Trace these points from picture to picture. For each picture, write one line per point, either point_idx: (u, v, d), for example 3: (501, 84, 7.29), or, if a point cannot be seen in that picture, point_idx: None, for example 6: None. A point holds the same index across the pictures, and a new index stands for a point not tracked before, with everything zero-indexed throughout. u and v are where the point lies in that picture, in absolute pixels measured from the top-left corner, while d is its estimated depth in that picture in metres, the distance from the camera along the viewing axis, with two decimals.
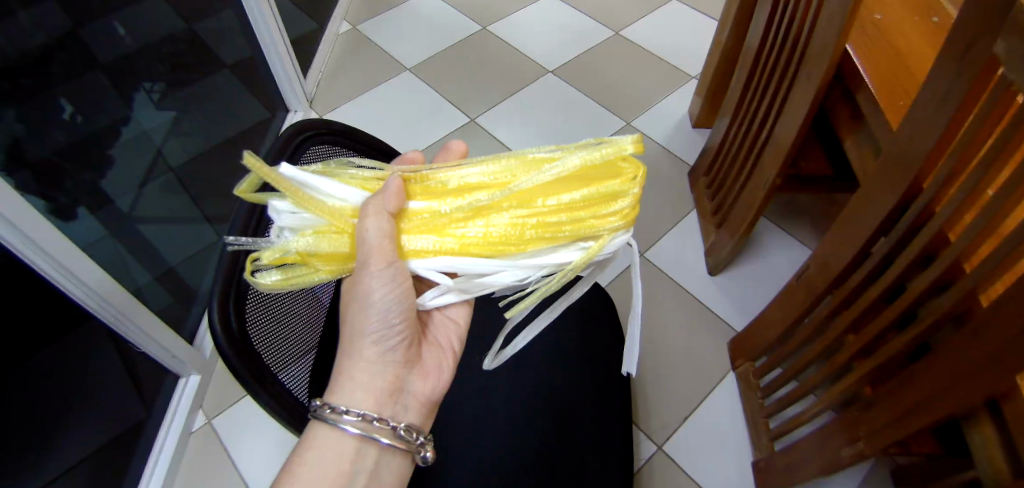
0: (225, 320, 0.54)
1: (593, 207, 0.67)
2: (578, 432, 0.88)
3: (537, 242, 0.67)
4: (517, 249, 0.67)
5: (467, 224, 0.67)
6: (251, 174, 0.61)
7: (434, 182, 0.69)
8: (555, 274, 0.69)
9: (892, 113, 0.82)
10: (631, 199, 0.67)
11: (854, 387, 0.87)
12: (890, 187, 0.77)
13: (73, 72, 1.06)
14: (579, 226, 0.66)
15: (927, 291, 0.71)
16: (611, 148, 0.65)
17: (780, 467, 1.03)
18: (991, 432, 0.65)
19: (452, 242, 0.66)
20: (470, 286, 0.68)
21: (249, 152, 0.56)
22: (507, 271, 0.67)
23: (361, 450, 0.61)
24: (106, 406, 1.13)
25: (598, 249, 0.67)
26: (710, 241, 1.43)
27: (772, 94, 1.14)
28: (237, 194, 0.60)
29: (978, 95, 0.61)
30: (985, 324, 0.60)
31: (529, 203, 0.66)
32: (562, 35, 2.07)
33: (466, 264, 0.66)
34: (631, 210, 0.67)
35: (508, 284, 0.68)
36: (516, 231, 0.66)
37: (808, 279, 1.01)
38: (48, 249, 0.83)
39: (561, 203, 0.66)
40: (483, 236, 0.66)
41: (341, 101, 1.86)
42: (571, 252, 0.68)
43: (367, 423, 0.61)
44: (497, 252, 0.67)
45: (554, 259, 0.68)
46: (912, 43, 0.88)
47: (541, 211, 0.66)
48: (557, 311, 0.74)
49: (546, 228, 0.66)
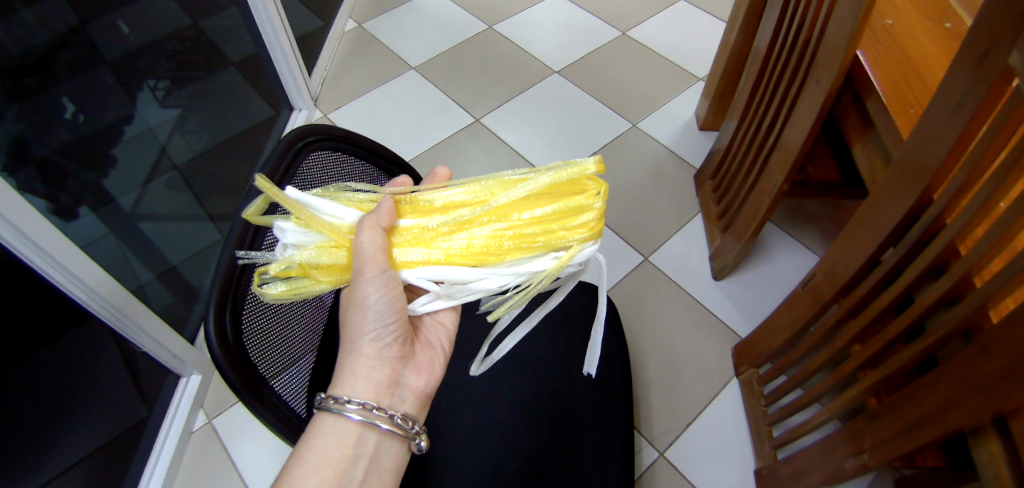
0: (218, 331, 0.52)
1: (562, 219, 0.67)
2: (581, 439, 0.87)
3: (516, 252, 0.67)
4: (496, 258, 0.67)
5: (452, 237, 0.67)
6: (258, 197, 0.60)
7: (422, 201, 0.69)
8: (531, 280, 0.68)
9: (904, 120, 0.81)
10: (597, 212, 0.67)
11: (859, 398, 0.85)
12: (901, 197, 0.75)
13: (77, 68, 1.06)
14: (552, 237, 0.66)
15: (936, 304, 0.70)
16: (575, 167, 0.65)
17: (783, 475, 1.02)
18: (999, 448, 0.62)
19: (438, 254, 0.66)
20: (456, 291, 0.67)
21: (260, 174, 0.57)
22: (491, 277, 0.67)
23: (361, 436, 0.60)
24: (105, 405, 1.12)
25: (569, 258, 0.66)
26: (716, 246, 1.42)
27: (781, 97, 1.12)
28: (245, 217, 0.59)
29: (993, 105, 0.60)
30: (997, 340, 0.59)
31: (507, 217, 0.67)
32: (569, 35, 2.06)
33: (450, 272, 0.66)
34: (597, 222, 0.67)
35: (491, 290, 0.68)
36: (496, 242, 0.66)
37: (815, 287, 0.99)
38: (47, 248, 0.83)
39: (534, 216, 0.66)
40: (467, 247, 0.66)
41: (346, 99, 1.86)
42: (544, 261, 0.67)
43: (367, 410, 0.60)
44: (479, 262, 0.67)
45: (530, 267, 0.67)
46: (924, 47, 0.87)
47: (517, 224, 0.66)
48: (539, 317, 0.73)
49: (522, 239, 0.66)
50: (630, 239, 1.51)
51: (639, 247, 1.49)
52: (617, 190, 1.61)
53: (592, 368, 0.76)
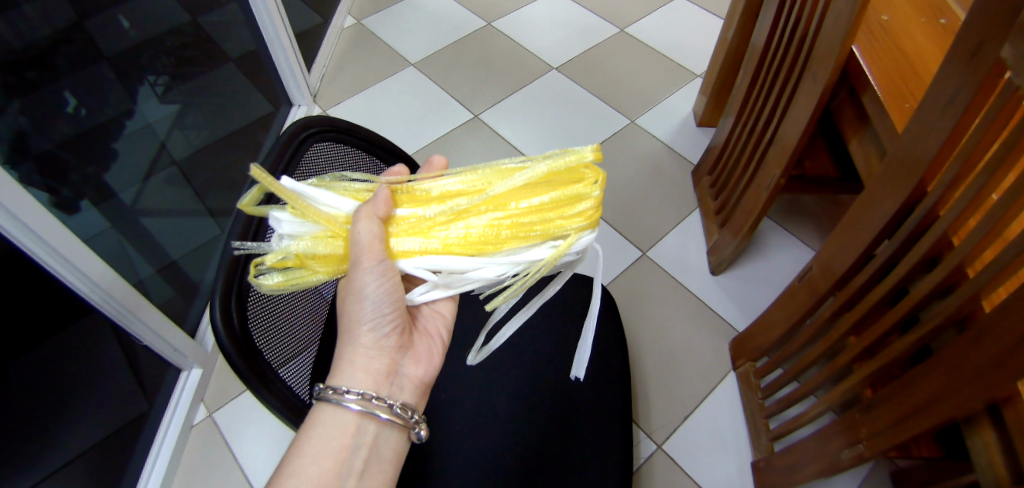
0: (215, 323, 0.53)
1: (559, 208, 0.67)
2: (581, 431, 0.88)
3: (513, 241, 0.67)
4: (494, 247, 0.67)
5: (449, 226, 0.68)
6: (254, 187, 0.60)
7: (419, 190, 0.70)
8: (529, 269, 0.68)
9: (898, 115, 0.82)
10: (595, 200, 0.68)
11: (854, 390, 0.87)
12: (896, 190, 0.76)
13: (78, 63, 1.06)
14: (549, 226, 0.67)
15: (929, 296, 0.71)
16: (573, 155, 0.66)
17: (780, 467, 1.03)
18: (992, 437, 0.64)
19: (436, 243, 0.67)
20: (453, 281, 0.68)
21: (255, 164, 0.58)
22: (488, 267, 0.67)
23: (360, 426, 0.61)
24: (106, 399, 1.13)
25: (567, 247, 0.66)
26: (714, 241, 1.43)
27: (778, 93, 1.13)
28: (240, 207, 0.59)
29: (985, 99, 0.61)
30: (989, 330, 0.60)
31: (504, 206, 0.67)
32: (567, 31, 2.07)
33: (448, 261, 0.66)
34: (594, 211, 0.68)
35: (489, 280, 0.68)
36: (494, 231, 0.67)
37: (811, 281, 1.00)
38: (47, 239, 0.83)
39: (532, 205, 0.67)
40: (464, 237, 0.67)
41: (346, 95, 1.86)
42: (542, 250, 0.67)
43: (366, 400, 0.61)
44: (476, 251, 0.68)
45: (528, 256, 0.67)
46: (919, 43, 0.88)
47: (515, 213, 0.67)
48: (536, 305, 0.74)
49: (519, 228, 0.67)
50: (628, 234, 1.51)
51: (637, 242, 1.50)
52: (616, 186, 1.62)
53: (580, 374, 0.76)
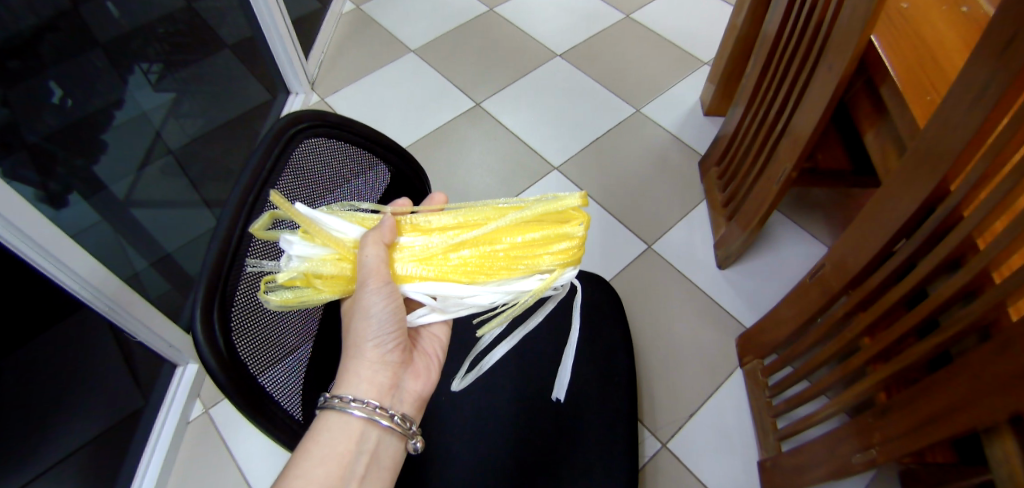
0: (207, 321, 0.48)
1: (549, 244, 0.66)
2: (584, 433, 0.85)
3: (504, 272, 0.66)
4: (486, 277, 0.66)
5: (447, 255, 0.66)
6: (264, 214, 0.55)
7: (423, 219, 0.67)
8: (518, 298, 0.68)
9: (920, 109, 0.78)
10: (578, 241, 0.66)
11: (867, 392, 0.84)
12: (917, 188, 0.72)
13: (65, 51, 1.02)
14: (537, 261, 0.66)
15: (951, 298, 0.68)
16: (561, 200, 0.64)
17: (788, 468, 1.01)
18: (1013, 445, 0.61)
19: (432, 271, 0.65)
20: (450, 305, 0.67)
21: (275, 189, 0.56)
22: (481, 294, 0.66)
23: (364, 432, 0.59)
24: (102, 395, 1.11)
25: (553, 280, 0.66)
26: (722, 234, 1.40)
27: (791, 82, 1.08)
28: (253, 231, 0.54)
29: (1017, 93, 0.57)
30: (1016, 339, 0.57)
31: (499, 240, 0.66)
32: (571, 17, 2.01)
33: (444, 288, 0.65)
34: (577, 250, 0.67)
35: (482, 305, 0.67)
36: (488, 262, 0.65)
37: (823, 278, 0.97)
38: (34, 236, 0.80)
39: (525, 241, 0.65)
40: (460, 265, 0.65)
41: (344, 83, 1.82)
42: (529, 282, 0.66)
43: (370, 409, 0.59)
44: (473, 280, 0.66)
45: (518, 286, 0.66)
46: (941, 33, 0.84)
47: (508, 247, 0.65)
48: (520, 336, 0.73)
49: (511, 262, 0.66)
50: (633, 226, 1.48)
51: (642, 235, 1.47)
52: (620, 177, 1.58)
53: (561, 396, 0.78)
